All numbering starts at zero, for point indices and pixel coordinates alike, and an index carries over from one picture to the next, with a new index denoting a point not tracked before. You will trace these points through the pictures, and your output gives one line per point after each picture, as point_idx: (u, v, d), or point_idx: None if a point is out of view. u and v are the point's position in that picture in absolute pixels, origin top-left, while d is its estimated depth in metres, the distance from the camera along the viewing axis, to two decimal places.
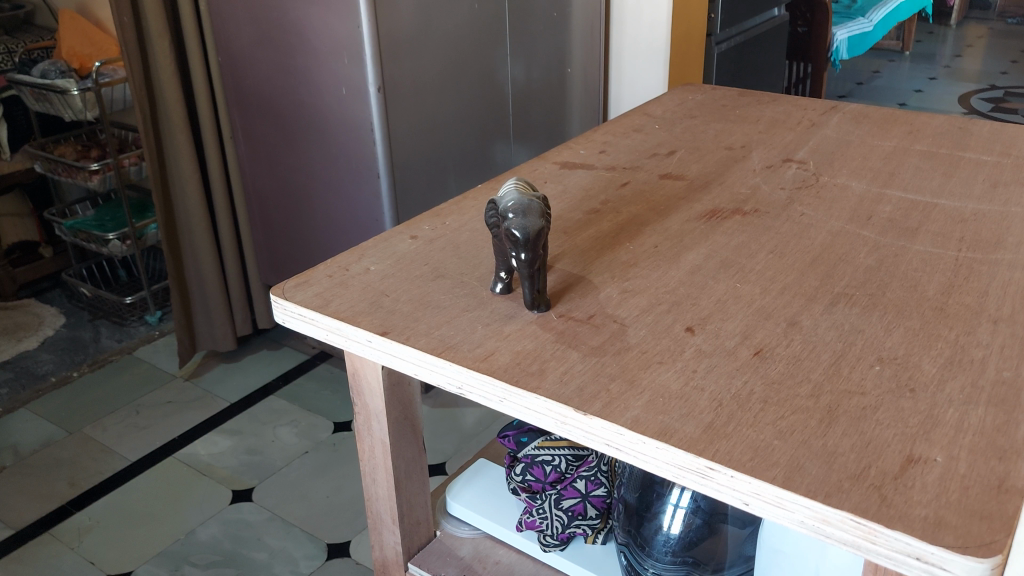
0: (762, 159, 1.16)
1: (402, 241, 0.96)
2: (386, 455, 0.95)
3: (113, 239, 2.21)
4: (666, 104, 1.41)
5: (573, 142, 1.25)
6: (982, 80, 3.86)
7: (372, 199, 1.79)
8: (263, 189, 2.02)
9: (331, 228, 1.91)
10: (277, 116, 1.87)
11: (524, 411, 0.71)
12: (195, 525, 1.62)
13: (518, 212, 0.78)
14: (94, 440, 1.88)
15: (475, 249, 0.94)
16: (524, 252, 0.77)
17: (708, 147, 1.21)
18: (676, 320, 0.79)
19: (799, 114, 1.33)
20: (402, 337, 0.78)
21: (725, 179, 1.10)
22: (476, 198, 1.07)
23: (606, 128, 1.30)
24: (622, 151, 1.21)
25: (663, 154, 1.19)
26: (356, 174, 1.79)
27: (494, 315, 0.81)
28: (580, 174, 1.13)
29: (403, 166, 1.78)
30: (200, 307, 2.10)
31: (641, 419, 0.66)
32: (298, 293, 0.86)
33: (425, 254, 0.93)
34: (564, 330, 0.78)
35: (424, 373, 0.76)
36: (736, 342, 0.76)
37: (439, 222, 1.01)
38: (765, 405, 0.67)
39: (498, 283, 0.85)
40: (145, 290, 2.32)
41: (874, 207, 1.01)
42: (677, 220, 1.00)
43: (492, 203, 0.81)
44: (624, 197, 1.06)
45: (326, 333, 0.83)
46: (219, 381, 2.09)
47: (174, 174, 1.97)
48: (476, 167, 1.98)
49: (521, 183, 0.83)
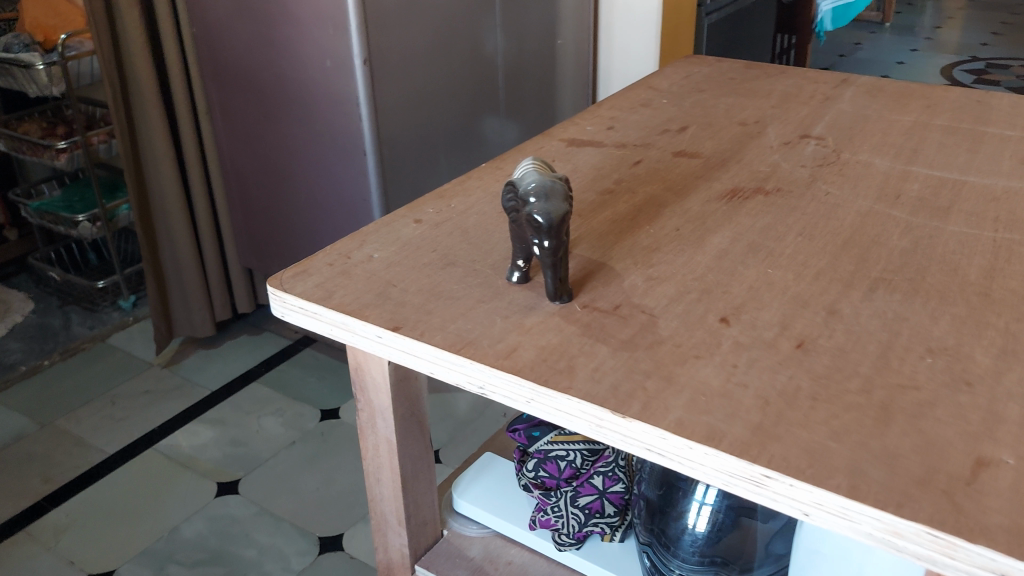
0: (778, 136, 1.11)
1: (405, 226, 0.90)
2: (392, 454, 0.89)
3: (82, 221, 2.11)
4: (671, 77, 1.35)
5: (578, 117, 1.18)
6: (964, 53, 3.85)
7: (358, 179, 1.71)
8: (242, 169, 1.93)
9: (315, 208, 1.83)
10: (257, 90, 1.78)
11: (554, 413, 0.65)
12: (179, 521, 1.56)
13: (540, 195, 0.71)
14: (69, 433, 1.79)
15: (486, 234, 0.88)
16: (548, 240, 0.71)
17: (720, 123, 1.16)
18: (709, 310, 0.74)
19: (810, 88, 1.28)
20: (415, 332, 0.72)
21: (743, 157, 1.05)
22: (480, 177, 1.01)
23: (611, 103, 1.24)
24: (631, 127, 1.15)
25: (674, 130, 1.14)
26: (340, 151, 1.71)
27: (513, 306, 0.76)
28: (590, 152, 1.07)
29: (390, 143, 1.70)
30: (176, 292, 2.03)
31: (685, 421, 0.60)
32: (298, 284, 0.80)
33: (432, 239, 0.87)
34: (590, 322, 0.73)
35: (440, 372, 0.71)
36: (775, 333, 0.71)
37: (444, 205, 0.94)
38: (815, 403, 0.62)
39: (515, 272, 0.79)
40: (117, 273, 2.22)
41: (901, 185, 0.96)
42: (697, 201, 0.94)
43: (508, 185, 0.75)
44: (638, 176, 1.01)
45: (329, 328, 0.77)
46: (199, 368, 2.01)
47: (148, 152, 1.88)
48: (465, 144, 1.91)
49: (538, 164, 0.76)
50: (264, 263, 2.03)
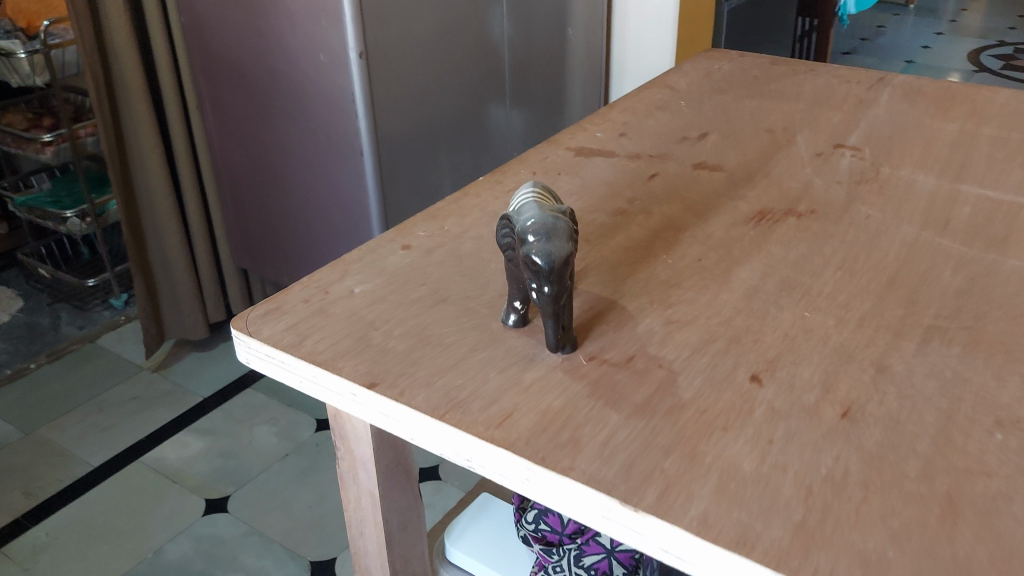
0: (809, 146, 1.00)
1: (393, 253, 0.80)
2: (375, 508, 0.80)
3: (70, 217, 2.04)
4: (690, 74, 1.24)
5: (587, 122, 1.08)
6: (990, 37, 3.69)
7: (355, 180, 1.61)
8: (234, 166, 1.84)
9: (310, 210, 1.74)
10: (248, 85, 1.68)
11: (553, 497, 0.55)
12: (162, 543, 1.49)
13: (540, 234, 0.61)
14: (51, 443, 1.73)
15: (482, 264, 0.78)
16: (548, 285, 0.61)
17: (745, 130, 1.05)
18: (737, 363, 0.64)
19: (842, 89, 1.16)
20: (395, 392, 0.62)
21: (770, 172, 0.95)
22: (478, 193, 0.91)
23: (624, 104, 1.13)
24: (645, 134, 1.04)
25: (693, 138, 1.03)
26: (335, 151, 1.61)
27: (510, 356, 0.66)
28: (600, 164, 0.97)
29: (389, 142, 1.60)
30: (167, 293, 1.95)
31: (711, 517, 0.51)
32: (267, 327, 0.70)
33: (422, 269, 0.77)
34: (599, 378, 0.63)
35: (423, 439, 0.61)
36: (816, 397, 0.60)
37: (436, 227, 0.84)
38: (867, 493, 0.52)
39: (511, 315, 0.69)
40: (107, 272, 2.14)
41: (950, 209, 0.85)
42: (720, 225, 0.84)
43: (504, 217, 0.64)
44: (653, 193, 0.90)
45: (299, 380, 0.67)
46: (190, 372, 1.94)
47: (134, 148, 1.79)
48: (469, 140, 1.81)
49: (539, 192, 0.66)
50: (257, 263, 1.94)
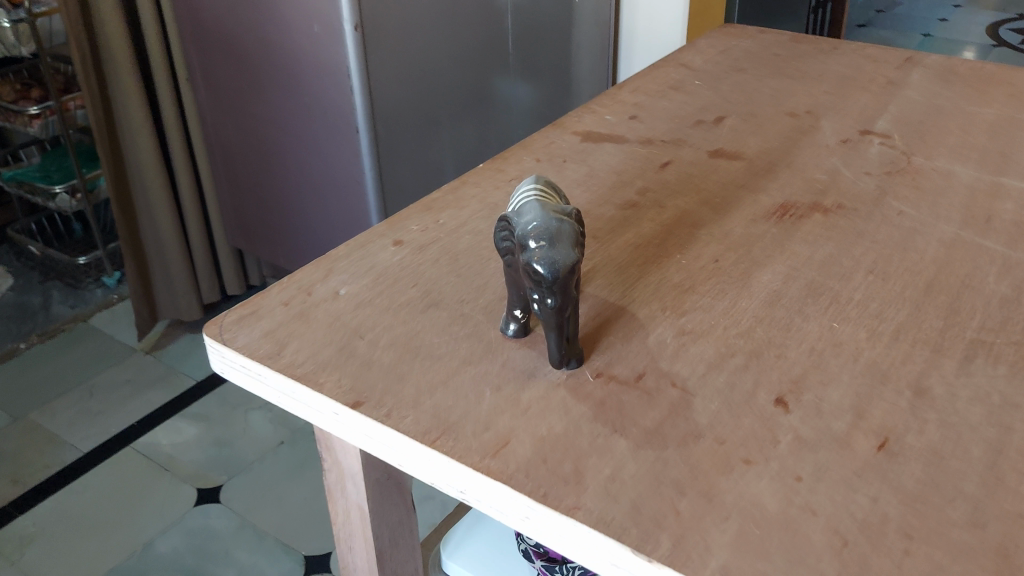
0: (835, 132, 0.93)
1: (382, 250, 0.74)
2: (364, 524, 0.75)
3: (60, 192, 1.99)
4: (705, 51, 1.16)
5: (595, 103, 1.01)
6: (1011, 8, 3.56)
7: (351, 159, 1.55)
8: (228, 143, 1.77)
9: (306, 188, 1.67)
10: (241, 58, 1.61)
11: (555, 539, 0.49)
12: (153, 534, 1.45)
13: (543, 239, 0.54)
14: (41, 428, 1.69)
15: (479, 263, 0.72)
16: (551, 296, 0.55)
17: (765, 113, 0.98)
18: (759, 382, 0.58)
19: (870, 69, 1.09)
20: (381, 412, 0.56)
21: (793, 160, 0.88)
22: (477, 183, 0.84)
23: (636, 84, 1.06)
24: (658, 117, 0.97)
25: (709, 122, 0.96)
26: (330, 129, 1.54)
27: (508, 371, 0.59)
28: (609, 150, 0.90)
29: (386, 118, 1.52)
30: (160, 273, 1.90)
31: (732, 570, 0.45)
32: (242, 334, 0.64)
33: (414, 269, 0.71)
34: (606, 399, 0.57)
35: (411, 466, 0.55)
36: (848, 424, 0.54)
37: (430, 220, 0.78)
38: (909, 543, 0.46)
39: (511, 324, 0.62)
40: (100, 249, 2.09)
41: (991, 205, 0.78)
42: (739, 222, 0.77)
43: (503, 218, 0.58)
44: (666, 184, 0.84)
45: (277, 396, 0.61)
46: (184, 355, 1.89)
47: (124, 123, 1.73)
48: (473, 114, 1.72)
49: (542, 191, 0.59)
50: (253, 245, 1.90)
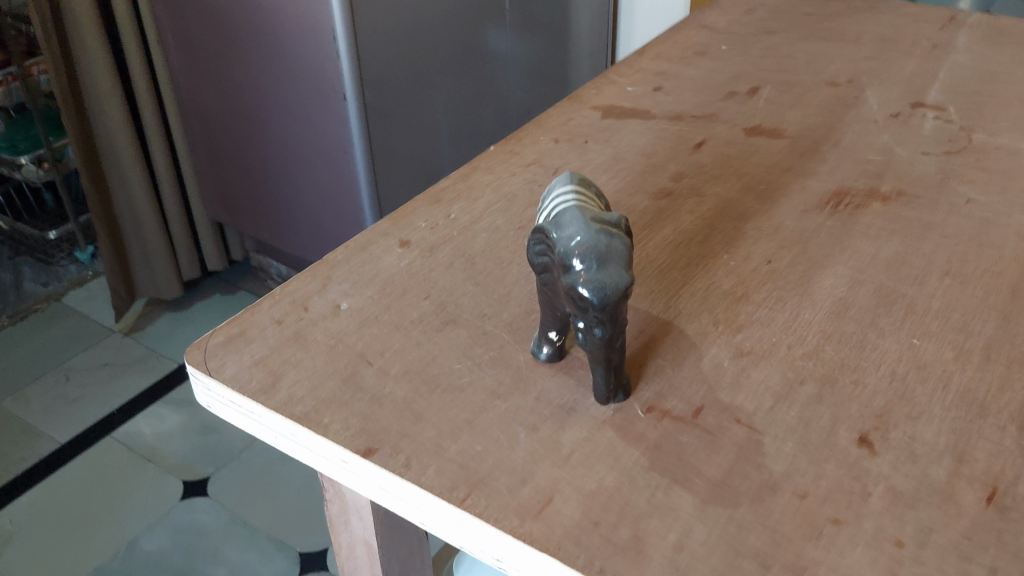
0: (883, 104, 0.84)
1: (387, 253, 0.64)
2: (372, 559, 0.67)
3: (26, 163, 1.86)
4: (729, 10, 1.06)
5: (613, 72, 0.91)
6: None
7: (338, 128, 1.44)
8: (205, 109, 1.65)
9: (291, 158, 1.56)
10: (217, 17, 1.48)
11: None
12: (138, 532, 1.37)
13: (588, 259, 0.46)
14: (15, 416, 1.60)
15: (498, 268, 0.63)
16: (599, 325, 0.47)
17: (803, 82, 0.88)
18: (838, 417, 0.50)
19: (911, 29, 0.99)
20: (398, 462, 0.48)
21: (840, 137, 0.79)
22: (489, 168, 0.75)
23: (655, 49, 0.96)
24: (685, 89, 0.88)
25: (742, 93, 0.87)
26: (315, 95, 1.43)
27: (544, 406, 0.51)
28: (633, 129, 0.81)
29: (376, 84, 1.41)
30: (137, 248, 1.79)
31: None
32: (230, 362, 0.55)
33: (425, 277, 0.62)
34: (662, 440, 0.49)
35: (435, 526, 0.47)
36: (948, 471, 0.46)
37: (439, 215, 0.69)
38: None
39: (544, 346, 0.54)
40: (71, 223, 1.97)
41: None
42: (788, 213, 0.69)
43: (537, 229, 0.49)
44: (702, 168, 0.75)
45: (273, 436, 0.53)
46: (165, 335, 1.80)
47: (91, 88, 1.60)
48: (471, 75, 1.60)
49: (580, 198, 0.50)
50: (236, 217, 1.80)
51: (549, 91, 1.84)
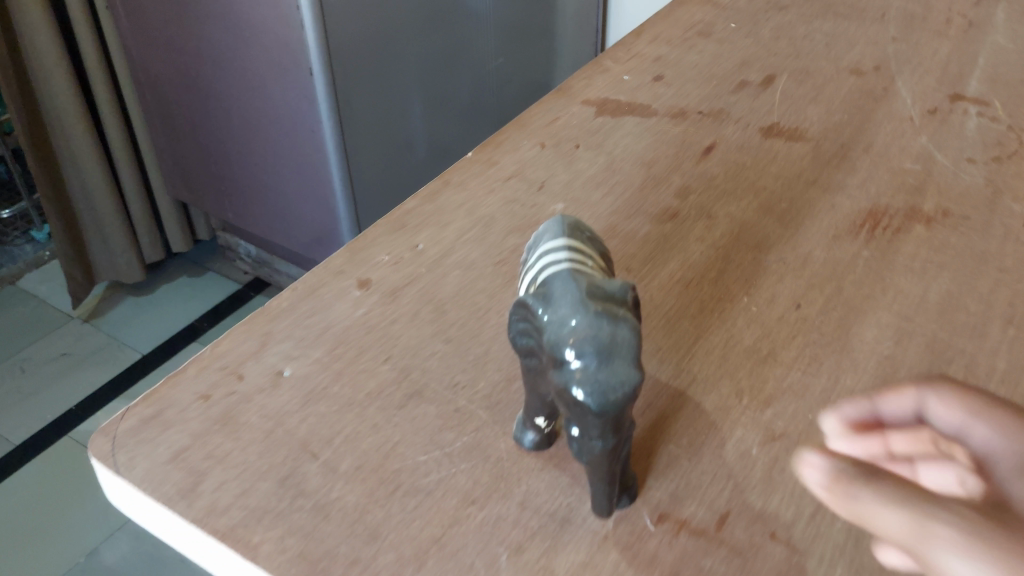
0: (918, 98, 0.73)
1: (341, 297, 0.54)
2: None
3: None
4: None
5: (608, 58, 0.80)
6: None
7: (305, 109, 1.20)
8: (160, 79, 1.43)
9: (255, 138, 1.33)
10: None
11: None
12: (97, 542, 1.25)
13: (586, 351, 0.35)
14: None
15: (475, 318, 0.52)
16: (600, 433, 0.36)
17: (823, 70, 0.77)
18: None
19: (941, 3, 0.87)
20: None
21: (871, 140, 0.68)
22: (464, 183, 0.64)
23: (654, 30, 0.84)
24: (690, 79, 0.76)
25: (755, 84, 0.75)
26: (277, 70, 1.19)
27: (530, 518, 0.41)
28: (631, 130, 0.70)
29: (348, 58, 1.16)
30: (94, 234, 1.60)
31: None
32: (142, 455, 0.44)
33: (386, 330, 0.51)
34: (678, 566, 0.39)
35: None
36: None
37: (405, 244, 0.58)
38: None
39: (529, 433, 0.44)
40: (25, 200, 1.77)
41: None
42: (817, 241, 0.58)
43: (520, 304, 0.38)
44: (712, 182, 0.64)
45: (195, 554, 0.42)
46: (127, 323, 1.64)
47: (33, 59, 1.39)
48: (461, 35, 1.34)
49: (577, 260, 0.39)
50: (200, 198, 1.59)
51: (546, 45, 1.59)
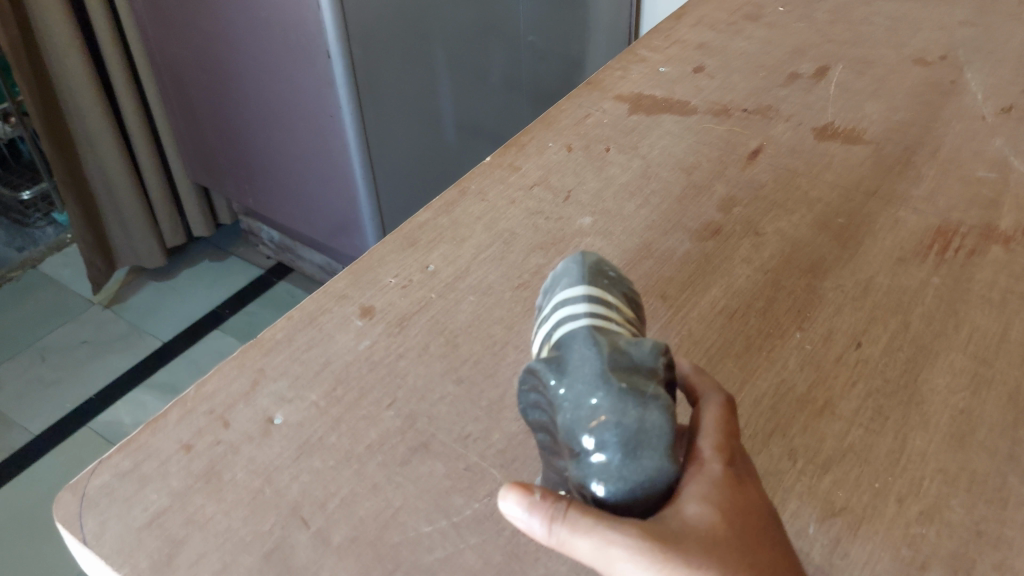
0: (990, 92, 0.65)
1: (343, 327, 0.48)
2: None
3: None
4: None
5: (644, 45, 0.72)
6: None
7: (323, 93, 1.12)
8: (174, 60, 1.36)
9: (274, 121, 1.27)
10: None
11: None
12: None
13: (610, 442, 0.29)
14: None
15: (492, 354, 0.46)
16: None
17: (883, 59, 0.70)
18: None
19: None
20: None
21: (939, 143, 0.60)
22: (484, 191, 0.58)
23: (696, 12, 0.77)
24: (735, 71, 0.69)
25: (807, 75, 0.68)
26: (295, 52, 1.11)
27: None
28: (670, 130, 0.63)
29: (366, 40, 1.08)
30: (113, 220, 1.51)
31: None
32: (114, 520, 0.39)
33: (391, 367, 0.46)
34: None
35: None
36: None
37: (417, 263, 0.52)
38: None
39: None
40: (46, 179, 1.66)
41: None
42: (880, 266, 0.51)
43: (530, 370, 0.32)
44: (760, 192, 0.57)
45: None
46: (150, 309, 1.53)
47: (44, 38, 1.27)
48: (489, 12, 1.27)
49: (599, 315, 0.33)
50: (218, 181, 1.52)
51: (578, 21, 1.51)
